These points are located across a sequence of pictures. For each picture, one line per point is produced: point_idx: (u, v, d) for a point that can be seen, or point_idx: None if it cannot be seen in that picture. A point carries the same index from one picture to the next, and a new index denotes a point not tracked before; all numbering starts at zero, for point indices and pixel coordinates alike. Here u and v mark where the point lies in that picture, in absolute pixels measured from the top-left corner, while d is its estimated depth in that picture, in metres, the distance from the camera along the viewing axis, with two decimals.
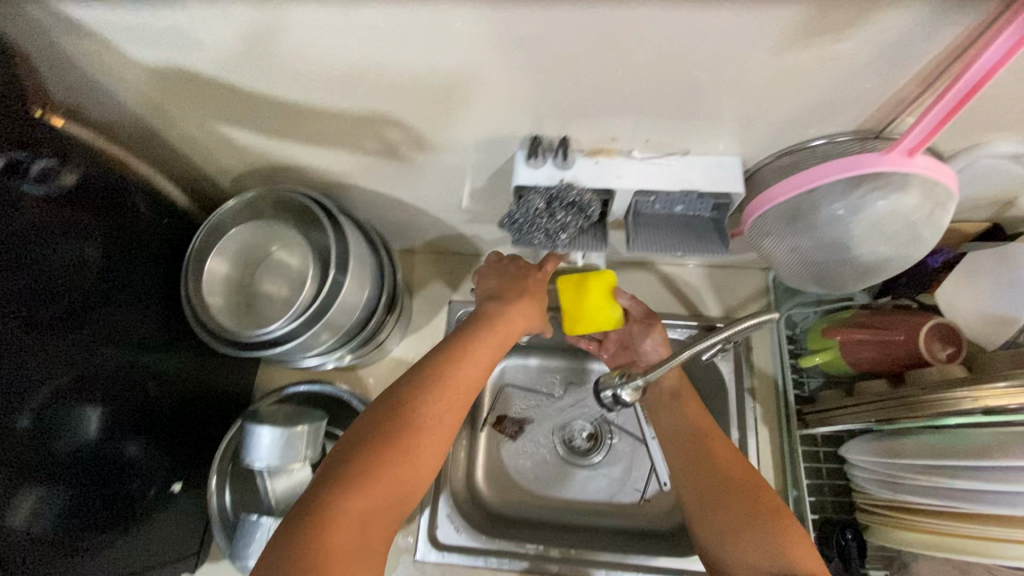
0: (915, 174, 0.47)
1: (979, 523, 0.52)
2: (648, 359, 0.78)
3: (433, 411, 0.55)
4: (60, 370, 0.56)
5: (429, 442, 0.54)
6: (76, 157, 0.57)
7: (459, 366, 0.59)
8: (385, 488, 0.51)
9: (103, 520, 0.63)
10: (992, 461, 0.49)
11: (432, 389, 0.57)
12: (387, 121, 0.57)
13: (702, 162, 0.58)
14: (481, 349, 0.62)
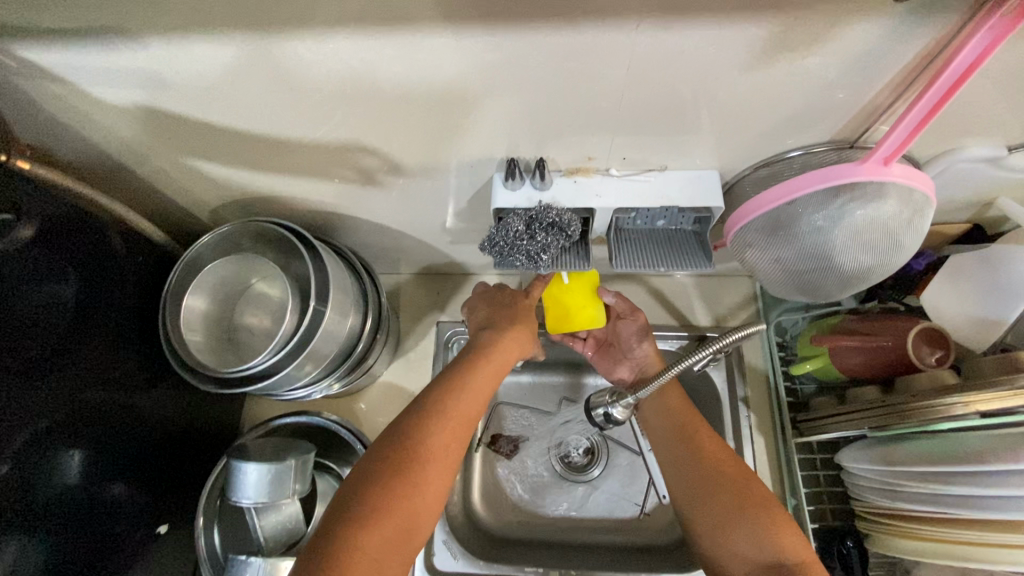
0: (891, 183, 0.47)
1: (979, 528, 0.51)
2: (636, 355, 0.77)
3: (439, 442, 0.55)
4: (29, 421, 0.54)
5: (437, 473, 0.54)
6: (31, 211, 0.55)
7: (459, 395, 0.59)
8: (397, 524, 0.50)
9: (90, 562, 0.61)
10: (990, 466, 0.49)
11: (436, 420, 0.56)
12: (364, 149, 0.56)
13: (680, 177, 0.58)
14: (479, 377, 0.61)
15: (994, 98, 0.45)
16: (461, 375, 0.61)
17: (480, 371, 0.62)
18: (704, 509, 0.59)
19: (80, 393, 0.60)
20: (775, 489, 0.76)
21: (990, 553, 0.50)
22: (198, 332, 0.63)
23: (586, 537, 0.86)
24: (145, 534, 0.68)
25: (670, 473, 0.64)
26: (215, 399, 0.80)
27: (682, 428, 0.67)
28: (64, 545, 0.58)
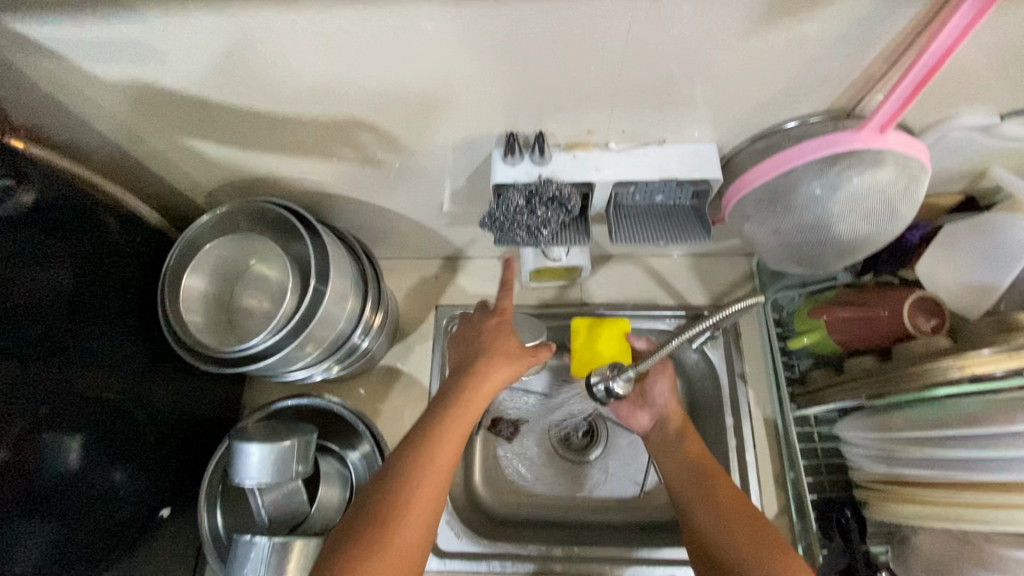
0: (887, 150, 0.48)
1: (977, 491, 0.51)
2: (655, 402, 0.78)
3: (417, 498, 0.54)
4: (25, 411, 0.54)
5: (413, 531, 0.53)
6: (33, 178, 0.54)
7: (438, 441, 0.58)
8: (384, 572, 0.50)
9: (92, 551, 0.61)
10: (989, 428, 0.50)
11: (411, 474, 0.55)
12: (362, 125, 0.56)
13: (679, 150, 0.58)
14: (458, 419, 0.60)
15: (987, 63, 0.45)
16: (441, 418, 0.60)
17: (461, 412, 0.61)
18: (733, 555, 0.58)
19: (76, 378, 0.59)
20: (774, 463, 0.77)
21: (987, 515, 0.50)
22: (198, 315, 0.62)
23: (588, 517, 0.87)
24: (146, 520, 0.68)
25: (695, 518, 0.63)
26: (213, 385, 0.80)
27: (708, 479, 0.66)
28: (62, 533, 0.58)
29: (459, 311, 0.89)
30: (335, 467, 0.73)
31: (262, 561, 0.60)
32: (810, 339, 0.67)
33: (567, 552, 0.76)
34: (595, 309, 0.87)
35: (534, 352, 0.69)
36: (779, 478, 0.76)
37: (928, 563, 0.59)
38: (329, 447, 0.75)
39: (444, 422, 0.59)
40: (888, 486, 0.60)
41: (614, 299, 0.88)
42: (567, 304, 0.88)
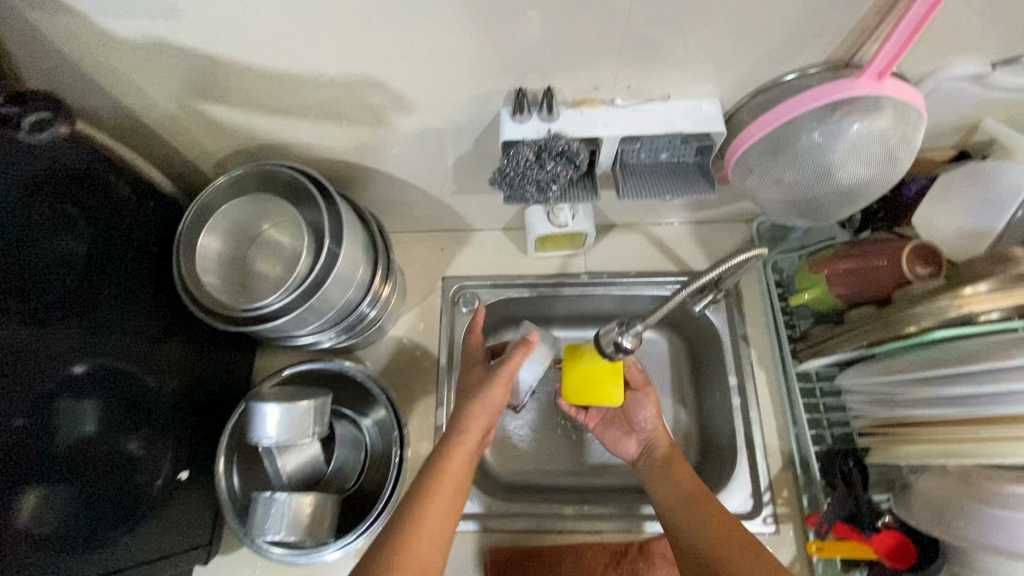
0: (884, 97, 0.50)
1: (978, 426, 0.54)
2: (642, 427, 0.79)
3: (421, 541, 0.56)
4: (39, 379, 0.54)
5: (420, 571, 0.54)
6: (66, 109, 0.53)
7: (439, 487, 0.60)
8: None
9: (113, 515, 0.62)
10: (988, 364, 0.52)
11: (416, 518, 0.57)
12: (373, 84, 0.57)
13: (683, 106, 0.59)
14: (455, 461, 0.63)
15: (980, 8, 0.47)
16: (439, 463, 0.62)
17: (457, 454, 0.63)
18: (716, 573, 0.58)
19: (88, 343, 0.59)
20: (777, 419, 0.79)
21: (989, 448, 0.53)
22: (215, 275, 0.63)
23: (596, 481, 0.89)
24: (166, 485, 0.68)
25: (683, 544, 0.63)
26: (223, 355, 0.81)
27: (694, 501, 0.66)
28: (81, 497, 0.58)
29: (466, 282, 0.90)
30: (350, 432, 0.75)
31: (284, 515, 0.61)
32: (810, 294, 0.70)
33: (578, 511, 0.77)
34: (599, 277, 0.89)
35: (516, 366, 0.69)
36: (782, 434, 0.79)
37: (929, 505, 0.61)
38: (346, 411, 0.76)
39: (441, 470, 0.62)
40: (891, 430, 0.62)
41: (617, 267, 0.89)
42: (572, 273, 0.90)
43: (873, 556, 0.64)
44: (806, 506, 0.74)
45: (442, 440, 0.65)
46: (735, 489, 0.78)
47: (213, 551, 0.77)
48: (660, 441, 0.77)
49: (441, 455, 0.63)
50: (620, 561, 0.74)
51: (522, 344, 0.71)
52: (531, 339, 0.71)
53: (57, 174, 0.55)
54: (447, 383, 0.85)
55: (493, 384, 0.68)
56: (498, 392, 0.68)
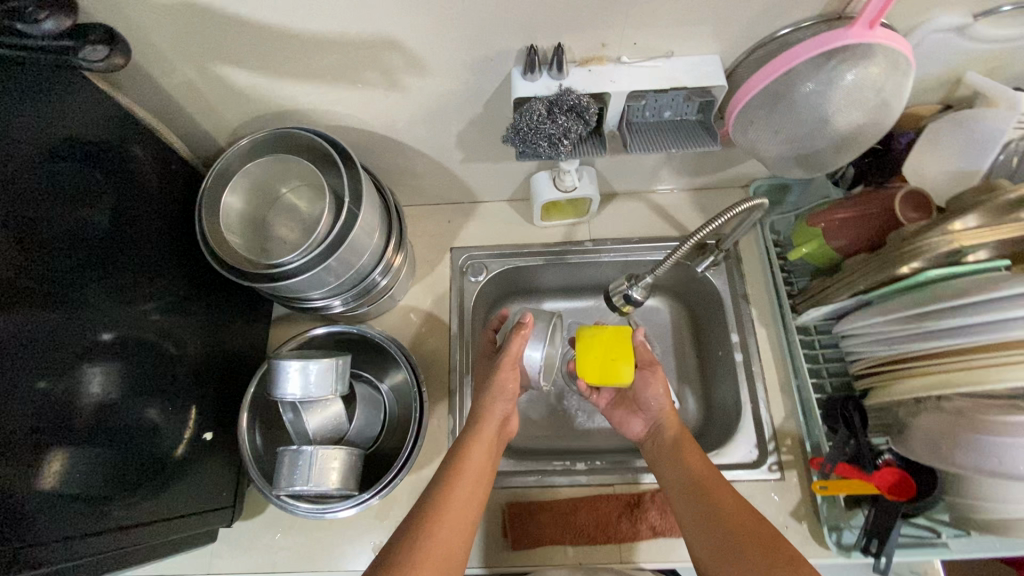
0: (877, 45, 0.52)
1: (976, 355, 0.57)
2: (649, 407, 0.78)
3: (450, 513, 0.60)
4: (60, 346, 0.54)
5: (450, 538, 0.58)
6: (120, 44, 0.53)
7: (464, 467, 0.65)
8: (447, 530, 0.59)
9: (137, 477, 0.62)
10: (981, 295, 0.55)
11: (444, 490, 0.62)
12: (388, 44, 0.59)
13: (686, 62, 0.62)
14: (477, 448, 0.68)
15: None
16: (462, 450, 0.67)
17: (478, 441, 0.68)
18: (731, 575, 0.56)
19: (110, 306, 0.60)
20: (779, 373, 0.82)
21: (983, 374, 0.56)
22: (234, 237, 0.65)
23: (605, 442, 0.91)
24: (192, 445, 0.70)
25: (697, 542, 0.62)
26: (239, 325, 0.82)
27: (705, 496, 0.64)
28: (111, 459, 0.59)
29: (473, 251, 0.92)
30: (370, 393, 0.76)
31: (310, 466, 0.63)
32: (807, 248, 0.74)
33: (590, 467, 0.80)
34: (603, 244, 0.91)
35: (516, 352, 0.75)
36: (784, 386, 0.82)
37: (926, 440, 0.64)
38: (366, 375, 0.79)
39: (465, 451, 0.67)
40: (894, 368, 0.66)
41: (620, 234, 0.92)
42: (576, 241, 0.92)
43: (874, 490, 0.68)
44: (808, 451, 0.77)
45: (463, 432, 0.70)
46: (741, 440, 0.81)
47: (237, 513, 0.78)
48: (671, 425, 0.75)
49: (464, 443, 0.68)
50: (634, 510, 0.76)
51: (516, 330, 0.76)
52: (525, 323, 0.76)
53: (74, 142, 0.56)
54: (459, 349, 0.87)
55: (502, 371, 0.75)
56: (510, 382, 0.75)
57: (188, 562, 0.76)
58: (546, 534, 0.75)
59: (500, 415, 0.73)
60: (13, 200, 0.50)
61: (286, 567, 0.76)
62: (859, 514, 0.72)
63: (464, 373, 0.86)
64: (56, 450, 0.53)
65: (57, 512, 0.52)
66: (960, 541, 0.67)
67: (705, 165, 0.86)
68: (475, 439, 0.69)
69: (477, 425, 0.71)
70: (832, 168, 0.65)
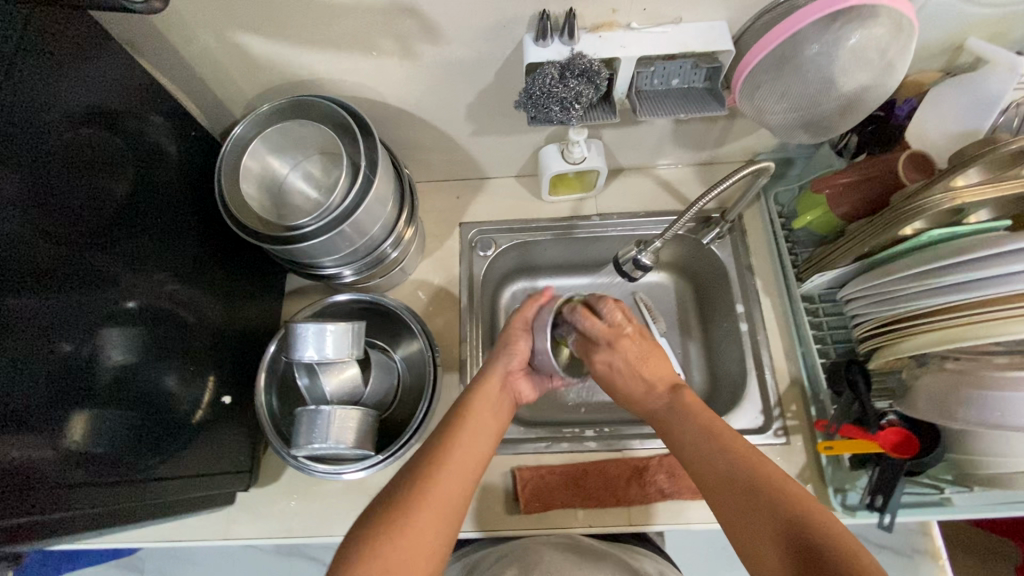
0: (881, 5, 0.54)
1: (990, 309, 0.59)
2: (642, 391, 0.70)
3: (452, 459, 0.59)
4: (85, 312, 0.56)
5: (450, 484, 0.57)
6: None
7: (468, 416, 0.65)
8: (455, 474, 0.58)
9: (155, 439, 0.63)
10: (989, 250, 0.57)
11: (450, 437, 0.62)
12: (403, 10, 0.60)
13: (695, 28, 0.63)
14: (481, 401, 0.67)
15: None
16: (467, 399, 0.67)
17: (483, 394, 0.68)
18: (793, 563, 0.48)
19: (135, 272, 0.62)
20: (783, 341, 0.84)
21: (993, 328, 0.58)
22: (253, 203, 0.67)
23: (612, 413, 0.92)
24: (211, 410, 0.71)
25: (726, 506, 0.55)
26: (255, 297, 0.83)
27: (733, 454, 0.57)
28: (134, 419, 0.60)
29: (483, 226, 0.94)
30: (384, 359, 0.76)
31: (328, 425, 0.64)
32: (812, 215, 0.76)
33: (598, 433, 0.82)
34: (610, 218, 0.93)
35: (528, 316, 0.75)
36: (788, 353, 0.83)
37: (930, 398, 0.66)
38: (379, 343, 0.80)
39: (469, 406, 0.66)
40: (898, 327, 0.68)
41: (627, 208, 0.94)
42: (583, 216, 0.94)
43: (877, 449, 0.68)
44: (813, 415, 0.78)
45: (470, 385, 0.70)
46: (748, 406, 0.82)
47: (253, 480, 0.79)
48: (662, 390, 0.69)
49: (469, 394, 0.68)
50: (643, 473, 0.77)
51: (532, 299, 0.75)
52: (542, 292, 0.74)
53: (97, 109, 0.58)
54: (469, 321, 0.88)
55: (511, 331, 0.75)
56: (521, 342, 0.73)
57: (204, 527, 0.77)
58: (557, 498, 0.76)
59: (502, 371, 0.72)
60: (40, 163, 0.51)
61: (301, 532, 0.77)
62: (865, 475, 0.72)
63: (475, 343, 0.87)
64: (73, 419, 0.54)
65: (79, 467, 0.54)
66: (962, 496, 0.69)
67: (710, 139, 0.88)
68: (480, 391, 0.69)
69: (481, 382, 0.70)
70: (836, 132, 0.67)
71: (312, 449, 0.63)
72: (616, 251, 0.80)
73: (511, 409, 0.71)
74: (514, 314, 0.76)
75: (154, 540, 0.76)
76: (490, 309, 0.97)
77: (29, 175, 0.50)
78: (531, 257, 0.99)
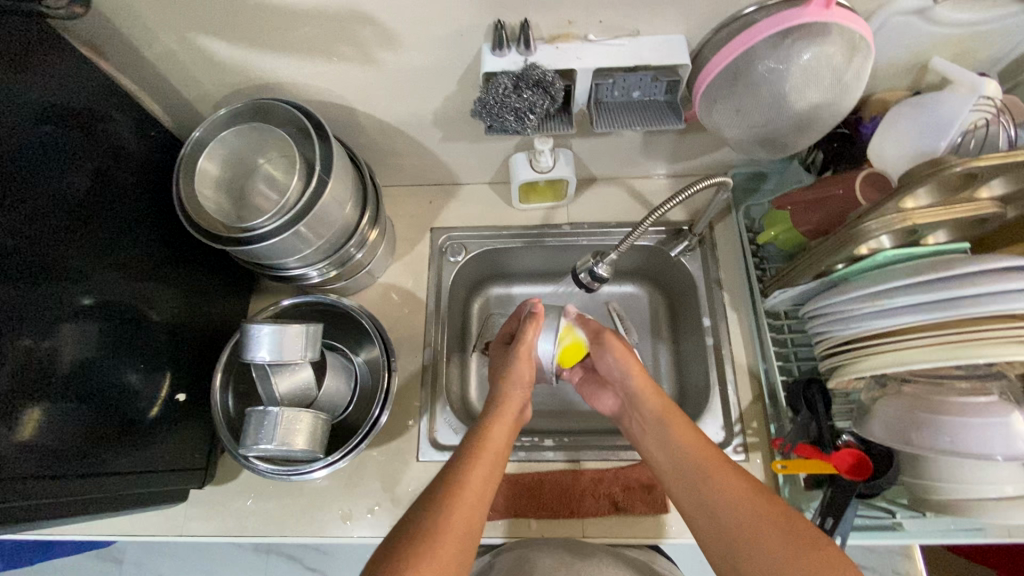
0: (832, 24, 0.53)
1: (951, 327, 0.58)
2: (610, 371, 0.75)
3: (471, 490, 0.58)
4: (43, 308, 0.57)
5: (470, 515, 0.56)
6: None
7: (485, 445, 0.63)
8: (474, 506, 0.57)
9: (111, 434, 0.64)
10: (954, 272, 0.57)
11: (467, 468, 0.60)
12: (359, 16, 0.61)
13: (652, 41, 0.63)
14: (496, 429, 0.66)
15: None
16: (483, 428, 0.66)
17: (499, 425, 0.67)
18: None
19: (94, 269, 0.63)
20: (748, 357, 0.83)
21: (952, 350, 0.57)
22: (210, 204, 0.67)
23: (577, 423, 0.92)
24: (167, 407, 0.72)
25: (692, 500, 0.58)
26: (218, 295, 0.84)
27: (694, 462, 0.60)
28: (87, 414, 0.61)
29: (454, 231, 0.94)
30: (342, 363, 0.77)
31: (274, 426, 0.64)
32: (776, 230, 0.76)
33: (557, 443, 0.81)
34: (581, 227, 0.93)
35: (530, 341, 0.75)
36: (752, 369, 0.82)
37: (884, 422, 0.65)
38: (338, 346, 0.80)
39: (484, 435, 0.65)
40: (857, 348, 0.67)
41: (598, 218, 0.93)
42: (554, 224, 0.94)
43: (832, 471, 0.67)
44: (772, 433, 0.77)
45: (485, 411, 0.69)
46: (709, 421, 0.81)
47: (210, 477, 0.80)
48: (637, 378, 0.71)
49: (487, 421, 0.67)
50: (597, 486, 0.77)
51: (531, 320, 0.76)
52: (535, 310, 0.76)
53: (59, 107, 0.59)
54: (435, 326, 0.88)
55: (521, 360, 0.75)
56: (528, 368, 0.75)
57: (162, 522, 0.78)
58: (511, 506, 0.76)
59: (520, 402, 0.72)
60: None
61: (256, 531, 0.78)
62: (818, 496, 0.70)
63: (439, 348, 0.87)
64: (27, 413, 0.54)
65: (27, 458, 0.54)
66: (915, 522, 0.68)
67: (681, 151, 0.87)
68: (497, 417, 0.68)
69: (496, 409, 0.69)
70: (795, 147, 0.67)
71: (259, 450, 0.64)
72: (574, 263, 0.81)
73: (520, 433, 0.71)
74: (517, 340, 0.76)
75: (112, 533, 0.77)
76: (460, 314, 0.97)
77: None
78: (504, 264, 0.99)
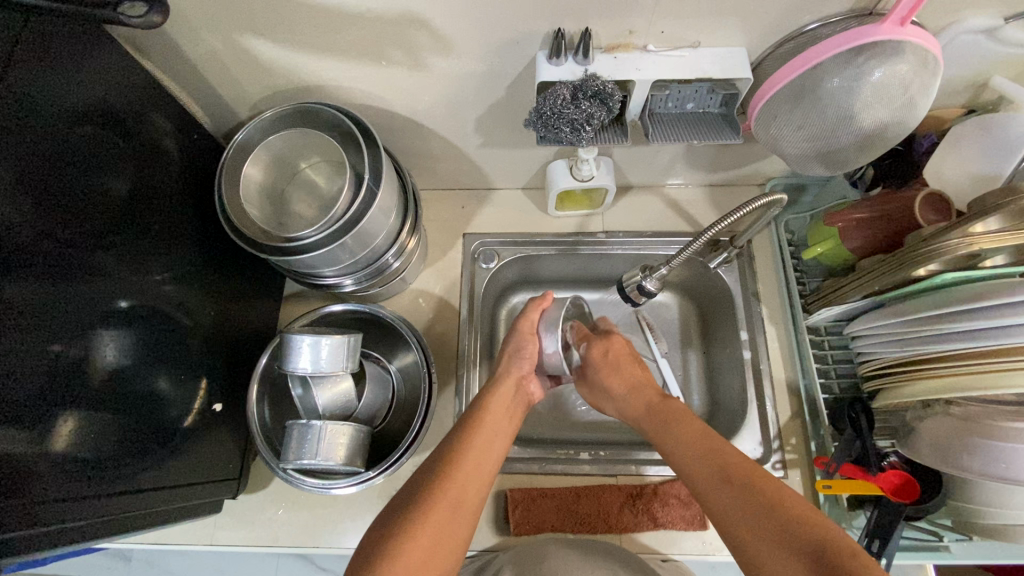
0: (907, 42, 0.52)
1: (1008, 355, 0.56)
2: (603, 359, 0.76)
3: (469, 462, 0.58)
4: (86, 310, 0.54)
5: (468, 485, 0.56)
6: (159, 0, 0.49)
7: (482, 421, 0.64)
8: (474, 478, 0.58)
9: (141, 443, 0.60)
10: (1001, 299, 0.56)
11: (464, 441, 0.61)
12: (415, 21, 0.59)
13: (713, 52, 0.62)
14: (495, 407, 0.66)
15: None
16: (480, 406, 0.66)
17: (497, 400, 0.67)
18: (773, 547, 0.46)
19: (129, 271, 0.60)
20: (787, 372, 0.83)
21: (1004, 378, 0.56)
22: (254, 212, 0.67)
23: (608, 433, 0.91)
24: (202, 416, 0.70)
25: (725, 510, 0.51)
26: (250, 301, 0.82)
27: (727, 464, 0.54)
28: (123, 426, 0.58)
29: (487, 237, 0.92)
30: (378, 370, 0.76)
31: (318, 440, 0.64)
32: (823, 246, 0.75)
33: (595, 455, 0.80)
34: (615, 236, 0.91)
35: (534, 320, 0.76)
36: (790, 385, 0.82)
37: (933, 446, 0.63)
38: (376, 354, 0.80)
39: (482, 412, 0.65)
40: (904, 369, 0.66)
41: (633, 227, 0.92)
42: (589, 232, 0.92)
43: (877, 491, 0.66)
44: (813, 451, 0.77)
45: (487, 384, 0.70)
46: (746, 437, 0.80)
47: (242, 487, 0.79)
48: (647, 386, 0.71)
49: (485, 396, 0.68)
50: (636, 501, 0.76)
51: (536, 300, 0.77)
52: (546, 295, 0.77)
53: (98, 107, 0.56)
54: (468, 332, 0.87)
55: (521, 335, 0.75)
56: (530, 344, 0.74)
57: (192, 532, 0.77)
58: (548, 520, 0.76)
59: (516, 375, 0.71)
60: (36, 162, 0.50)
61: (287, 541, 0.77)
62: (862, 514, 0.71)
63: (472, 357, 0.85)
64: (62, 419, 0.51)
65: (64, 474, 0.51)
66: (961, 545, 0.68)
67: (723, 161, 0.86)
68: (496, 390, 0.68)
69: (497, 381, 0.70)
70: (852, 165, 0.66)
71: (302, 464, 0.63)
72: (622, 274, 0.82)
73: (524, 410, 0.70)
74: (520, 318, 0.77)
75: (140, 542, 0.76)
76: (490, 321, 0.96)
77: (24, 168, 0.48)
78: (538, 271, 0.98)
